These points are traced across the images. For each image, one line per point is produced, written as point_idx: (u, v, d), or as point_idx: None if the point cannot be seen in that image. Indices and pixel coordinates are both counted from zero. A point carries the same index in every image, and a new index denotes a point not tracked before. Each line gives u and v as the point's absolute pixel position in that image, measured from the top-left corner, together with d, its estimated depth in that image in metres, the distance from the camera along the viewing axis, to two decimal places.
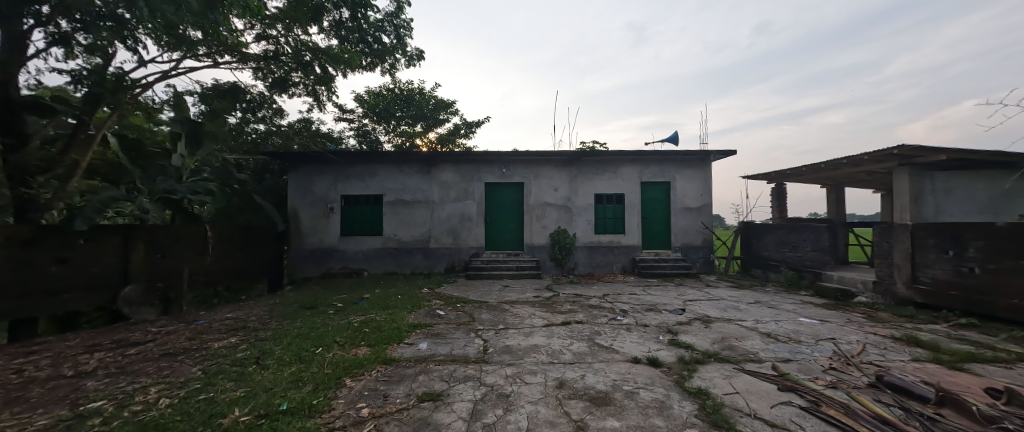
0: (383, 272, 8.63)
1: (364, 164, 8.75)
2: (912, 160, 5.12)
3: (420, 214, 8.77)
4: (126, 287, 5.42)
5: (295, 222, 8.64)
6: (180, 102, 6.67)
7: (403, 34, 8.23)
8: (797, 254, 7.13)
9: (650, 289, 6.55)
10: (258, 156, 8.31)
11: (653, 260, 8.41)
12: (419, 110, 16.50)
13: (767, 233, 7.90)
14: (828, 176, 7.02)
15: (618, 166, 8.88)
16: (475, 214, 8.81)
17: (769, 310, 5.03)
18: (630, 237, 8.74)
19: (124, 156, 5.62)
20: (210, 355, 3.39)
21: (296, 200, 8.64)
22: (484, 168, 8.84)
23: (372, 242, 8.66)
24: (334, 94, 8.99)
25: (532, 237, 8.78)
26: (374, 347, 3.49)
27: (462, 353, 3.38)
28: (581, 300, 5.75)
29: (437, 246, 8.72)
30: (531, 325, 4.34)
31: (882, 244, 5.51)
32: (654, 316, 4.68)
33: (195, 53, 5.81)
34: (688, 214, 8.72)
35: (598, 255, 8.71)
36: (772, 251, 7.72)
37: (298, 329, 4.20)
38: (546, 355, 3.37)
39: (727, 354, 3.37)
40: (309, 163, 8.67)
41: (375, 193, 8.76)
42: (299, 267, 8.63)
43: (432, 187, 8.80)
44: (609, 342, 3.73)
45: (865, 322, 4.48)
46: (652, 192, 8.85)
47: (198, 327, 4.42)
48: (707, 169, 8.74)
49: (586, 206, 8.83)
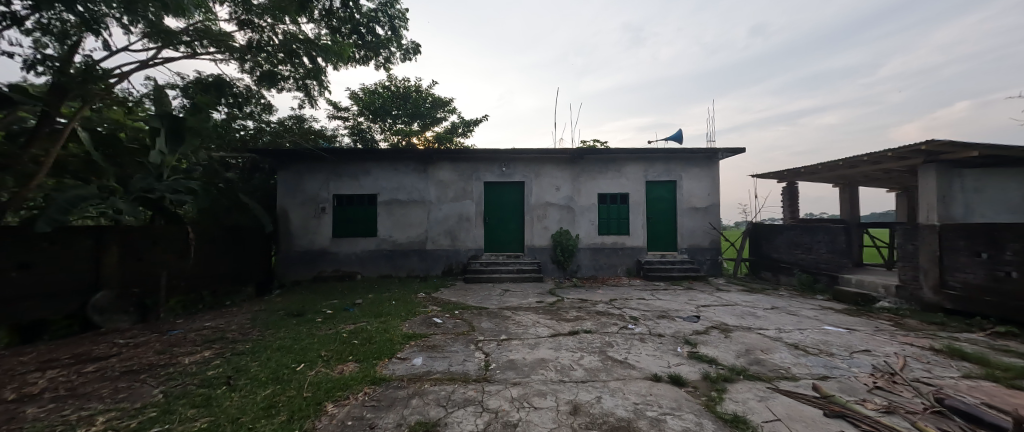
0: (377, 275, 8.24)
1: (358, 163, 8.36)
2: (939, 156, 4.83)
3: (417, 214, 8.40)
4: (98, 293, 5.02)
5: (285, 223, 8.24)
6: (161, 96, 6.30)
7: (398, 26, 7.91)
8: (811, 257, 6.78)
9: (659, 294, 6.22)
10: (246, 154, 7.93)
11: (659, 262, 8.08)
12: (416, 109, 16.11)
13: (779, 235, 7.57)
14: (844, 174, 6.71)
15: (623, 164, 8.54)
16: (474, 214, 8.45)
17: (790, 317, 4.70)
18: (634, 238, 8.41)
19: (97, 153, 5.26)
20: (177, 374, 3.00)
21: (286, 199, 8.23)
22: (483, 166, 8.49)
23: (366, 243, 8.28)
24: (326, 89, 8.65)
25: (534, 239, 8.43)
26: (363, 363, 3.12)
27: (462, 370, 3.02)
28: (587, 305, 5.41)
29: (434, 248, 8.35)
30: (536, 335, 3.98)
31: (905, 246, 5.21)
32: (668, 325, 4.34)
33: (175, 43, 5.46)
34: (695, 214, 8.40)
35: (601, 257, 8.38)
36: (784, 253, 7.41)
37: (281, 341, 3.83)
38: (555, 372, 3.02)
39: (756, 370, 3.03)
40: (299, 161, 8.28)
41: (369, 193, 8.38)
42: (289, 270, 8.23)
43: (429, 187, 8.43)
44: (623, 356, 3.40)
45: (896, 331, 4.15)
46: (658, 192, 8.53)
47: (171, 338, 4.03)
48: (714, 168, 8.43)
49: (589, 206, 8.49)
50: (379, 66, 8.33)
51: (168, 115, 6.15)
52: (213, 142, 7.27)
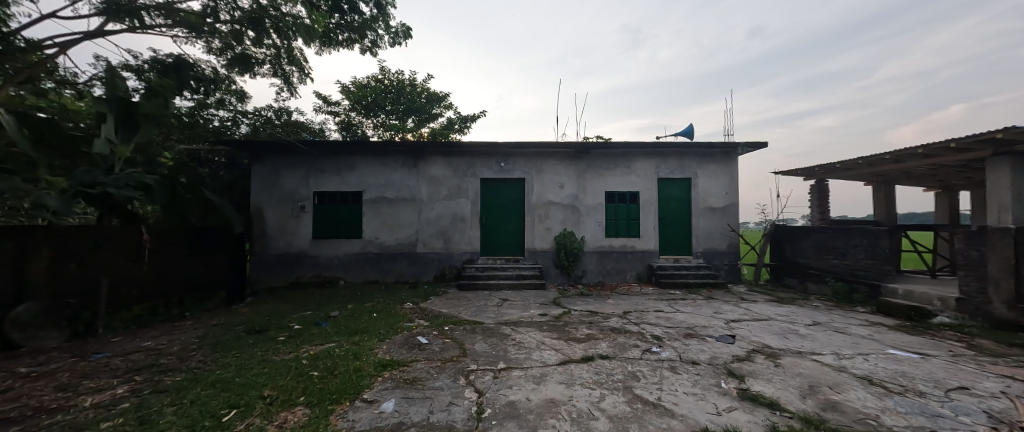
0: (362, 281, 7.47)
1: (341, 157, 7.59)
2: (1014, 147, 4.11)
3: (406, 214, 7.62)
4: (20, 305, 4.25)
5: (260, 223, 7.45)
6: (112, 77, 5.54)
7: (385, 3, 7.14)
8: (846, 263, 6.06)
9: (678, 305, 5.47)
10: (219, 146, 7.16)
11: (672, 268, 7.34)
12: (410, 104, 15.33)
13: (806, 238, 6.84)
14: (883, 170, 6.00)
15: (633, 160, 7.79)
16: (470, 214, 7.69)
17: (841, 337, 3.95)
18: (645, 240, 7.68)
19: (24, 139, 4.55)
20: (57, 427, 2.21)
21: (261, 197, 7.44)
22: (480, 162, 7.73)
23: (349, 246, 7.50)
24: (308, 76, 7.90)
25: (535, 241, 7.68)
26: (315, 409, 2.36)
27: (446, 421, 2.25)
28: (598, 320, 4.64)
29: (424, 251, 7.59)
30: (541, 363, 3.22)
31: (968, 252, 4.47)
32: (700, 347, 3.60)
33: (122, 12, 4.76)
34: (712, 214, 7.67)
35: (609, 261, 7.64)
36: (812, 258, 6.69)
37: (221, 372, 3.04)
38: (571, 424, 2.25)
39: (838, 421, 2.26)
40: (277, 155, 7.49)
41: (354, 190, 7.61)
42: (264, 275, 7.44)
43: (420, 184, 7.66)
44: (655, 396, 2.63)
45: (979, 357, 3.41)
46: (671, 190, 7.79)
47: (87, 367, 3.22)
48: (733, 165, 7.70)
49: (596, 205, 7.74)
50: (365, 49, 7.50)
51: (119, 98, 5.41)
52: (176, 133, 6.51)
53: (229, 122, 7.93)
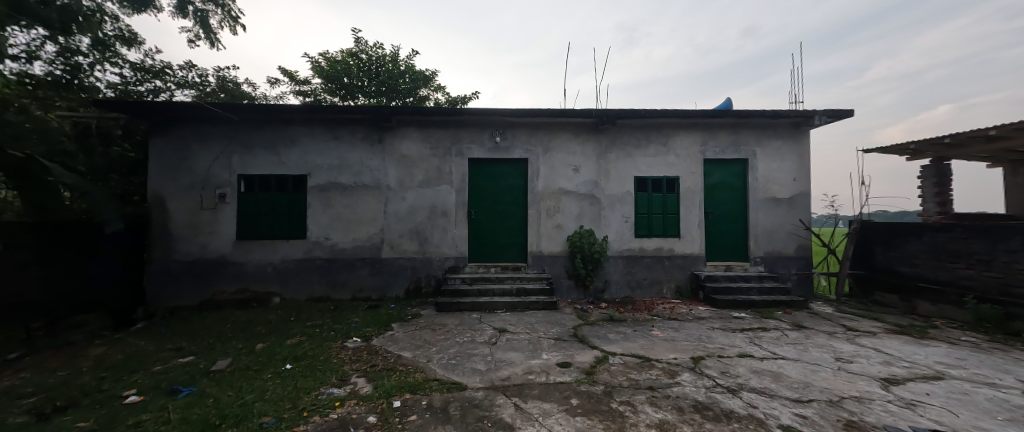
0: (305, 298, 5.49)
1: (278, 127, 5.58)
2: None
3: (367, 207, 5.64)
4: None
5: (163, 218, 5.43)
6: None
7: None
8: (991, 276, 4.21)
9: (768, 343, 3.58)
10: (107, 113, 5.17)
11: (726, 280, 5.46)
12: (394, 83, 13.27)
13: (914, 239, 4.99)
14: None
15: (670, 134, 5.87)
16: (454, 207, 5.73)
17: None
18: (687, 242, 5.79)
19: None
20: None
21: (163, 182, 5.42)
22: (467, 137, 5.77)
23: (288, 250, 5.50)
24: (238, 22, 5.89)
25: (541, 243, 5.75)
26: None
27: None
28: (662, 381, 2.72)
29: (391, 256, 5.62)
30: None
31: None
32: None
33: None
34: (775, 207, 5.80)
35: (640, 270, 5.74)
36: (925, 267, 4.84)
37: None
38: None
39: None
40: (186, 124, 5.46)
41: (295, 173, 5.60)
42: (167, 290, 5.41)
43: (385, 165, 5.68)
44: None
45: None
46: (720, 175, 5.89)
47: None
48: (802, 141, 5.83)
49: (622, 196, 5.83)
50: None
51: None
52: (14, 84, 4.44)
53: (134, 84, 6.02)
